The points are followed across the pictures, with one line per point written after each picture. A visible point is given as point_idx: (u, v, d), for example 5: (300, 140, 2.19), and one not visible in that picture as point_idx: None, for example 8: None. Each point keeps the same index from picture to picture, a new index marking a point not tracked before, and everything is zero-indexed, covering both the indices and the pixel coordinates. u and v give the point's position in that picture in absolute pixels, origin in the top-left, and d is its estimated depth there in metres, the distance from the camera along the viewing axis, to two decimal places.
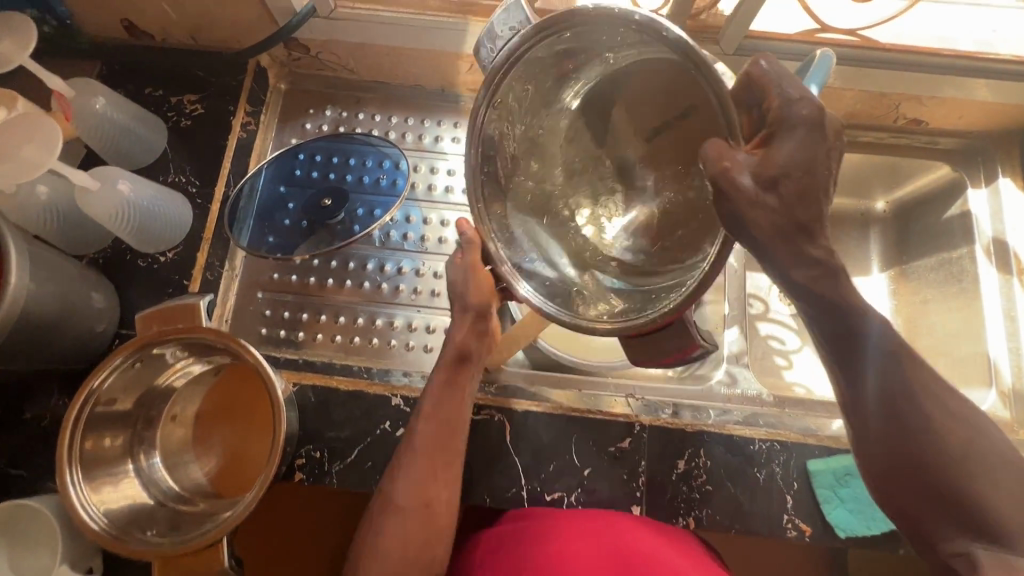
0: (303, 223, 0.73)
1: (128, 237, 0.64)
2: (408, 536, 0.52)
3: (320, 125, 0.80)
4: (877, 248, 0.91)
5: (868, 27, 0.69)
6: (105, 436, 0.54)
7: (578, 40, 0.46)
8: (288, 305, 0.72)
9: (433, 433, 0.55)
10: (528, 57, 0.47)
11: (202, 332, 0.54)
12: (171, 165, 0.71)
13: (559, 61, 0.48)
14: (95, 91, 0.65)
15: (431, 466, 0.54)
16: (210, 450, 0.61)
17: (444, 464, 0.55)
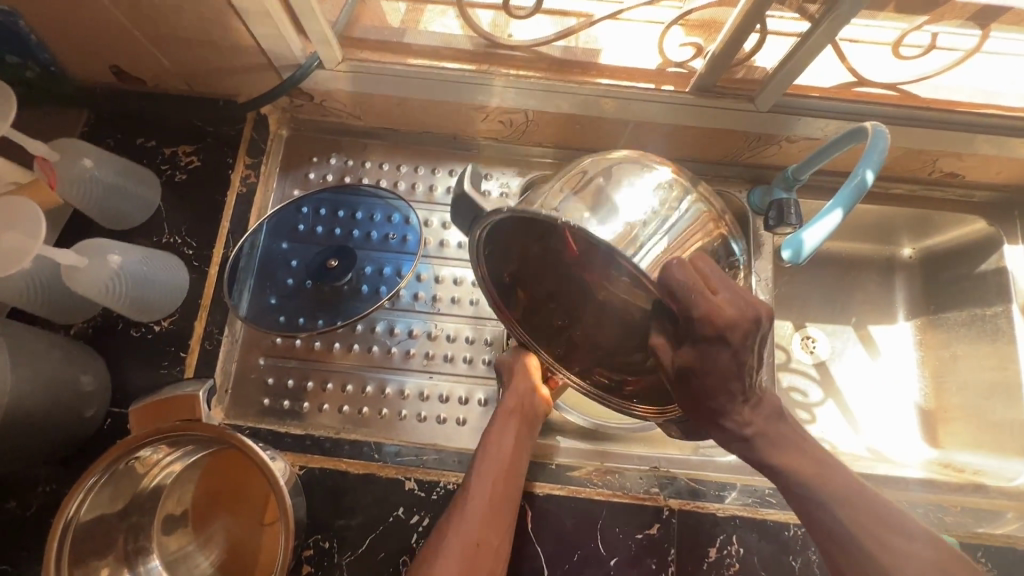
0: (307, 283, 0.70)
1: (121, 309, 0.60)
2: None
3: (325, 174, 0.75)
4: (903, 296, 0.88)
5: (909, 81, 0.64)
6: (92, 550, 0.50)
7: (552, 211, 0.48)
8: (292, 372, 0.68)
9: (474, 537, 0.52)
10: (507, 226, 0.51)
11: (188, 427, 0.49)
12: (165, 224, 0.67)
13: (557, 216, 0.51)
14: (83, 151, 0.60)
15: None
16: (209, 542, 0.57)
17: (476, 573, 0.51)
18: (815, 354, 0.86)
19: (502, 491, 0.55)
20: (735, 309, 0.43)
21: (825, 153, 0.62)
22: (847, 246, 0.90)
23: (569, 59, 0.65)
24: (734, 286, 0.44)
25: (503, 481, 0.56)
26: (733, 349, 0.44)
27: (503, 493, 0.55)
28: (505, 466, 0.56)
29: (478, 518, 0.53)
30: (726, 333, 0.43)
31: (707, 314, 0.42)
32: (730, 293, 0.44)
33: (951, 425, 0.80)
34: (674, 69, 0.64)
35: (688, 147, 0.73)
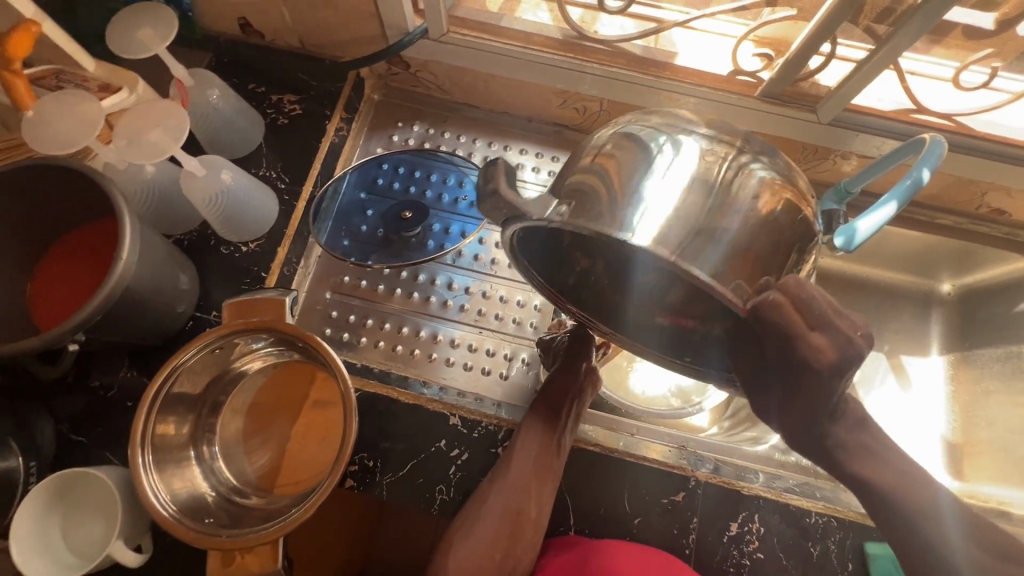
0: (379, 232, 0.77)
1: (219, 224, 0.66)
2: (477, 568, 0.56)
3: (407, 138, 0.82)
4: (937, 329, 0.91)
5: (966, 113, 0.68)
6: (172, 419, 0.55)
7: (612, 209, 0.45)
8: (354, 309, 0.73)
9: (508, 508, 0.58)
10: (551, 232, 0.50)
11: (282, 327, 0.55)
12: (263, 159, 0.73)
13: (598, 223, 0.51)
14: (210, 83, 0.68)
15: (499, 538, 0.57)
16: (264, 443, 0.61)
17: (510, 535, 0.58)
18: None
19: (538, 468, 0.60)
20: (836, 354, 0.43)
21: (875, 168, 0.64)
22: (886, 274, 0.92)
23: (649, 56, 0.71)
24: (837, 325, 0.43)
25: (537, 464, 0.60)
26: (826, 389, 0.44)
27: (539, 473, 0.60)
28: (542, 444, 0.61)
29: (510, 490, 0.59)
30: (827, 375, 0.43)
31: (809, 357, 0.43)
32: (831, 333, 0.43)
33: (978, 460, 0.81)
34: (742, 77, 0.70)
35: None
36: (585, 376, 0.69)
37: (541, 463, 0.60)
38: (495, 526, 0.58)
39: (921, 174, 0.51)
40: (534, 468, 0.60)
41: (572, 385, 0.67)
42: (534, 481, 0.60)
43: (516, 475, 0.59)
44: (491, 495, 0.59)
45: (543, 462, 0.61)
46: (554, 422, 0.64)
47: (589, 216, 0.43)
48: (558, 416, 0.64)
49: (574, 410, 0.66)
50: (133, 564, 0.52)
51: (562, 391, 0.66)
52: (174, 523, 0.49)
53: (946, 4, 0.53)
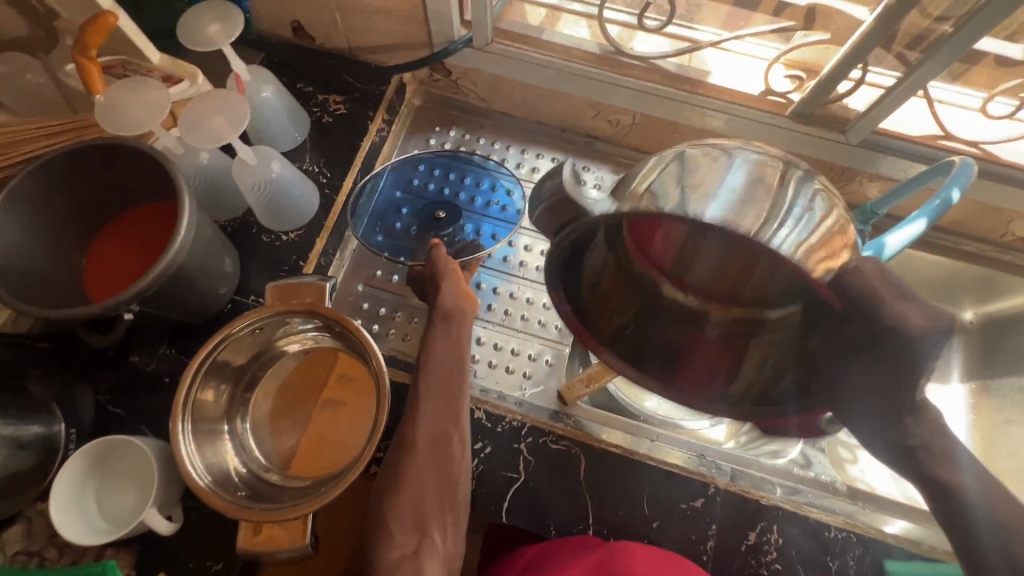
0: (412, 230, 0.77)
1: (262, 211, 0.69)
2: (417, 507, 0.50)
3: (443, 142, 0.85)
4: (959, 356, 0.91)
5: (993, 141, 0.70)
6: (211, 390, 0.57)
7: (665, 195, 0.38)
8: (385, 302, 0.75)
9: (421, 444, 0.52)
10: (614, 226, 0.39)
11: (326, 313, 0.57)
12: (307, 155, 0.77)
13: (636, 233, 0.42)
14: (266, 79, 0.71)
15: (424, 466, 0.51)
16: (295, 425, 0.63)
17: (435, 458, 0.52)
18: None
19: (441, 405, 0.54)
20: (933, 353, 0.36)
21: (906, 188, 0.63)
22: None
23: (681, 73, 0.74)
24: None
25: (433, 402, 0.54)
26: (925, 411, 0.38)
27: (441, 404, 0.54)
28: (437, 380, 0.54)
29: (420, 425, 0.53)
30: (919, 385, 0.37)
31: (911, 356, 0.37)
32: None
33: None
34: (773, 97, 0.72)
35: None
36: (460, 293, 0.58)
37: (437, 393, 0.54)
38: (417, 463, 0.51)
39: (952, 195, 0.52)
40: (440, 404, 0.54)
41: (452, 304, 0.57)
42: (440, 415, 0.53)
43: (420, 414, 0.53)
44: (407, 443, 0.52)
45: (444, 397, 0.54)
46: (439, 349, 0.56)
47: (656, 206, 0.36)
48: (439, 340, 0.56)
49: (461, 331, 0.57)
50: (164, 532, 0.54)
51: (446, 315, 0.57)
52: (209, 492, 0.50)
53: (977, 33, 0.55)
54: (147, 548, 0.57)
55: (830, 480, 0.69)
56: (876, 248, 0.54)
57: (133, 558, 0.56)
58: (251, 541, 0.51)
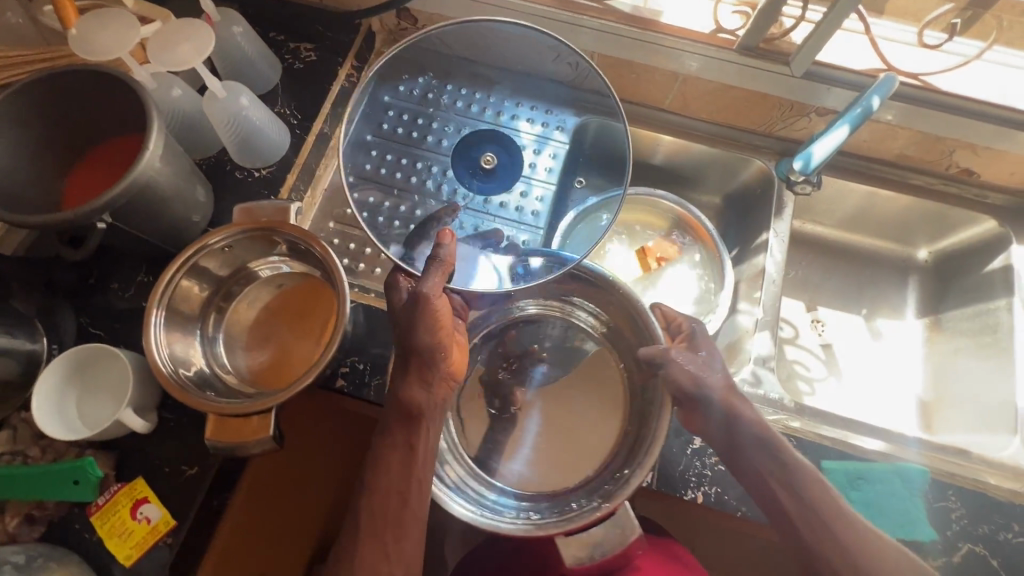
0: (382, 171, 0.82)
1: (234, 146, 0.73)
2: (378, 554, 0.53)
3: (412, 89, 0.87)
4: (913, 294, 0.94)
5: (931, 73, 0.73)
6: (190, 296, 0.62)
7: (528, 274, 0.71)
8: (355, 238, 0.79)
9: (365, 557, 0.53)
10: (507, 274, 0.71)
11: (292, 230, 0.60)
12: (279, 98, 0.80)
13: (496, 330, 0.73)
14: (233, 21, 0.74)
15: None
16: (265, 342, 0.66)
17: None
18: (823, 335, 0.94)
19: (380, 517, 0.54)
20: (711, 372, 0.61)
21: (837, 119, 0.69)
22: (864, 241, 0.97)
23: (637, 14, 0.77)
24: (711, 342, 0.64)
25: (369, 522, 0.54)
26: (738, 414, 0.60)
27: (385, 528, 0.54)
28: (377, 493, 0.55)
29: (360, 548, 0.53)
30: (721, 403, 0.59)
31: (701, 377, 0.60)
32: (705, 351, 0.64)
33: (945, 413, 0.84)
34: (723, 34, 0.75)
35: (727, 111, 0.83)
36: (431, 385, 0.58)
37: (380, 502, 0.54)
38: None
39: (872, 103, 0.64)
40: (376, 522, 0.54)
41: (415, 394, 0.57)
42: (378, 533, 0.54)
43: (363, 534, 0.54)
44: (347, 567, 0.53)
45: (381, 514, 0.54)
46: (386, 465, 0.56)
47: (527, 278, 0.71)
48: (403, 437, 0.57)
49: (424, 424, 0.57)
50: (140, 430, 0.58)
51: (400, 422, 0.57)
52: (178, 386, 0.54)
53: None
54: (126, 453, 0.61)
55: (779, 397, 0.72)
56: (805, 158, 0.75)
57: (112, 460, 0.61)
58: (218, 433, 0.55)
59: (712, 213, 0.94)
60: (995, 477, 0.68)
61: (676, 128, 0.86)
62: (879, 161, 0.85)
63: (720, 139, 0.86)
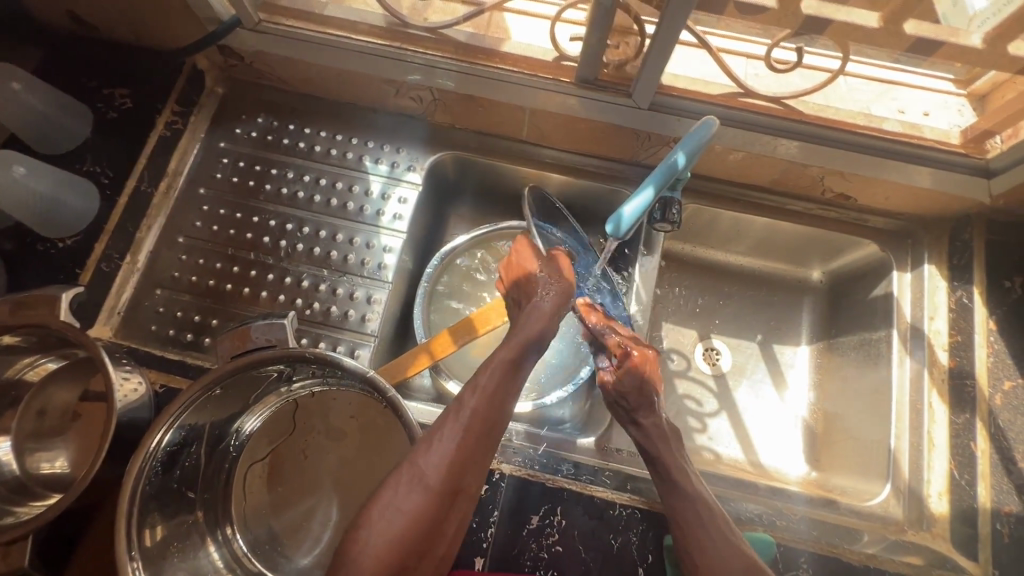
0: (214, 227, 0.76)
1: (27, 220, 0.66)
2: (469, 452, 0.47)
3: (249, 131, 0.80)
4: (808, 318, 0.88)
5: (795, 95, 0.68)
6: None
7: (257, 376, 0.56)
8: (184, 305, 0.72)
9: (445, 484, 0.46)
10: (246, 378, 0.55)
11: (55, 323, 0.54)
12: (88, 155, 0.72)
13: (270, 427, 0.62)
14: (11, 75, 0.66)
15: (425, 520, 0.44)
16: (59, 443, 0.60)
17: (422, 534, 0.44)
18: (715, 366, 0.87)
19: (485, 433, 0.49)
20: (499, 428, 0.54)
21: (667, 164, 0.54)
22: (758, 263, 0.90)
23: (474, 43, 0.70)
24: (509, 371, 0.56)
25: (462, 453, 0.47)
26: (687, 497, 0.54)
27: (481, 431, 0.49)
28: (488, 402, 0.50)
29: (448, 463, 0.46)
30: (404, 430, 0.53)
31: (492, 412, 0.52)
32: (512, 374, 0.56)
33: (834, 448, 0.79)
34: (567, 63, 0.69)
35: (588, 144, 0.77)
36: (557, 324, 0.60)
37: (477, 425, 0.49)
38: (421, 499, 0.44)
39: (677, 158, 0.54)
40: (476, 434, 0.48)
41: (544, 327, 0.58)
42: (474, 448, 0.48)
43: (445, 450, 0.47)
44: (420, 483, 0.45)
45: (473, 443, 0.48)
46: (483, 394, 0.51)
47: (257, 384, 0.57)
48: (522, 361, 0.55)
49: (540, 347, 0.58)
50: None
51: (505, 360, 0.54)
52: None
53: None
54: None
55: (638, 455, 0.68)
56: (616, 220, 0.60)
57: None
58: None
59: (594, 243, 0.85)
60: (866, 532, 0.65)
61: (539, 160, 0.80)
62: (755, 187, 0.80)
63: (587, 170, 0.79)
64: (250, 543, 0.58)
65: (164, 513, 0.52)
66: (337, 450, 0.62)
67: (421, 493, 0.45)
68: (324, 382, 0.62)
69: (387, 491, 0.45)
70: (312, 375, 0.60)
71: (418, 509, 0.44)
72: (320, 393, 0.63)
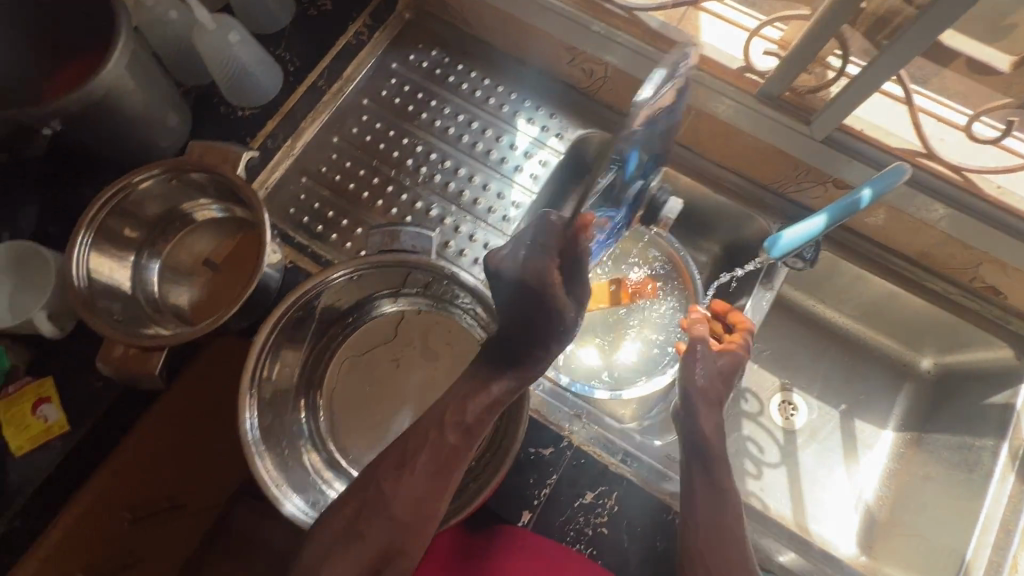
0: (366, 138, 0.81)
1: (222, 82, 0.73)
2: (427, 489, 0.48)
3: (421, 61, 0.84)
4: (902, 404, 0.85)
5: (978, 170, 0.63)
6: (129, 223, 0.62)
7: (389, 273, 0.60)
8: (322, 199, 0.77)
9: (383, 547, 0.45)
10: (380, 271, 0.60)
11: (235, 176, 0.59)
12: (283, 42, 0.79)
13: (380, 327, 0.66)
14: None
15: (377, 551, 0.45)
16: (199, 283, 0.67)
17: None
18: (789, 420, 0.84)
19: (441, 472, 0.48)
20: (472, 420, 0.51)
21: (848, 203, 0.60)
22: (868, 332, 0.86)
23: (664, 32, 0.70)
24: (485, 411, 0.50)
25: (407, 519, 0.46)
26: None
27: (444, 477, 0.49)
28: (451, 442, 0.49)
29: (408, 499, 0.47)
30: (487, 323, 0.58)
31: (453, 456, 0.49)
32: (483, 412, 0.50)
33: (894, 541, 0.75)
34: (749, 75, 0.68)
35: (739, 160, 0.76)
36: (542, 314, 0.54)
37: (430, 493, 0.48)
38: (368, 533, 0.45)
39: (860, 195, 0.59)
40: (432, 475, 0.48)
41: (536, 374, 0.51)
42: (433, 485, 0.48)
43: (393, 496, 0.47)
44: (354, 528, 0.46)
45: (425, 492, 0.48)
46: (454, 437, 0.50)
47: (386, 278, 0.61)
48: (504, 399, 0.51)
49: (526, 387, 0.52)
50: (50, 334, 0.62)
51: (470, 426, 0.50)
52: (83, 302, 0.55)
53: (945, 16, 0.48)
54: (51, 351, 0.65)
55: None
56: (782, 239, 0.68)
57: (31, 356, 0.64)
58: (113, 359, 0.56)
59: (707, 260, 0.86)
60: None
61: (683, 164, 0.80)
62: (896, 253, 0.77)
63: (727, 188, 0.79)
64: (330, 426, 0.62)
65: (279, 363, 0.57)
66: (427, 371, 0.65)
67: (354, 542, 0.45)
68: (442, 304, 0.65)
69: (336, 521, 0.46)
70: (432, 292, 0.64)
71: (371, 545, 0.45)
72: (431, 315, 0.66)
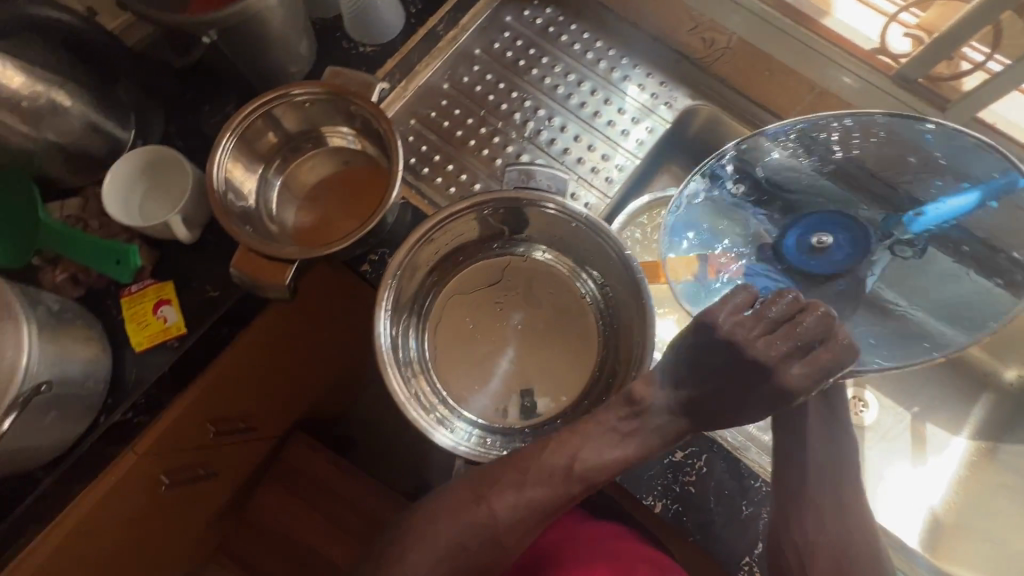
0: (476, 87, 0.81)
1: (347, 13, 0.74)
2: (532, 501, 0.52)
3: (535, 17, 0.85)
4: (980, 413, 0.83)
5: None
6: (263, 137, 0.66)
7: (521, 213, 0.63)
8: (429, 142, 0.79)
9: (485, 540, 0.53)
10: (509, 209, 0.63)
11: (368, 104, 0.62)
12: None
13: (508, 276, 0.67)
14: None
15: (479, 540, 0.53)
16: (314, 206, 0.68)
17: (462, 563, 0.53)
18: (860, 416, 0.84)
19: (550, 490, 0.52)
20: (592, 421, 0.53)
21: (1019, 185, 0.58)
22: None
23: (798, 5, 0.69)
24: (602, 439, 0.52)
25: (509, 525, 0.53)
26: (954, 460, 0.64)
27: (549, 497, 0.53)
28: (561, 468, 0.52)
29: (516, 508, 0.52)
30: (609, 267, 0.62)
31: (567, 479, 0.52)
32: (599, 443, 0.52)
33: (963, 543, 0.75)
34: (884, 58, 0.67)
35: None
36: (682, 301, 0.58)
37: (535, 508, 0.53)
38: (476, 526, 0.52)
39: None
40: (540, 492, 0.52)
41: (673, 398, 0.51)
42: (539, 503, 0.52)
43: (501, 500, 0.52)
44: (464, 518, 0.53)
45: (530, 507, 0.52)
46: (569, 454, 0.52)
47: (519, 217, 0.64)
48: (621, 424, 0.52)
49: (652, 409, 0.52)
50: (181, 239, 0.65)
51: (581, 460, 0.52)
52: (219, 202, 0.59)
53: None
54: (174, 257, 0.68)
55: None
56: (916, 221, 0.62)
57: (156, 260, 0.67)
58: (243, 264, 0.58)
59: None
60: None
61: None
62: None
63: None
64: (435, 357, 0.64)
65: (412, 279, 0.63)
66: (535, 319, 0.66)
67: (462, 529, 0.53)
68: (568, 259, 0.67)
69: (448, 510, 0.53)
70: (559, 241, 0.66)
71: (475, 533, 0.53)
72: (558, 274, 0.67)
